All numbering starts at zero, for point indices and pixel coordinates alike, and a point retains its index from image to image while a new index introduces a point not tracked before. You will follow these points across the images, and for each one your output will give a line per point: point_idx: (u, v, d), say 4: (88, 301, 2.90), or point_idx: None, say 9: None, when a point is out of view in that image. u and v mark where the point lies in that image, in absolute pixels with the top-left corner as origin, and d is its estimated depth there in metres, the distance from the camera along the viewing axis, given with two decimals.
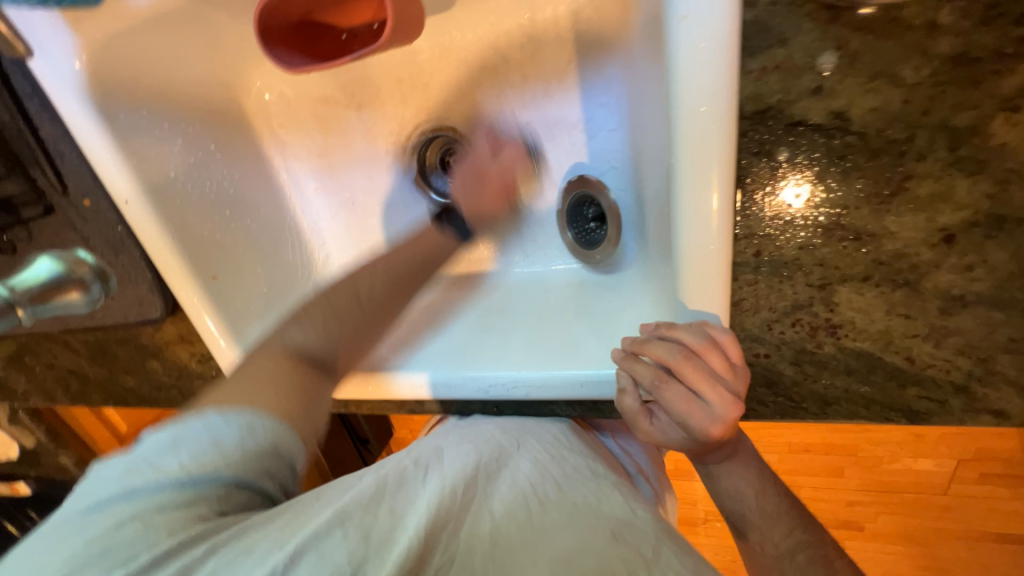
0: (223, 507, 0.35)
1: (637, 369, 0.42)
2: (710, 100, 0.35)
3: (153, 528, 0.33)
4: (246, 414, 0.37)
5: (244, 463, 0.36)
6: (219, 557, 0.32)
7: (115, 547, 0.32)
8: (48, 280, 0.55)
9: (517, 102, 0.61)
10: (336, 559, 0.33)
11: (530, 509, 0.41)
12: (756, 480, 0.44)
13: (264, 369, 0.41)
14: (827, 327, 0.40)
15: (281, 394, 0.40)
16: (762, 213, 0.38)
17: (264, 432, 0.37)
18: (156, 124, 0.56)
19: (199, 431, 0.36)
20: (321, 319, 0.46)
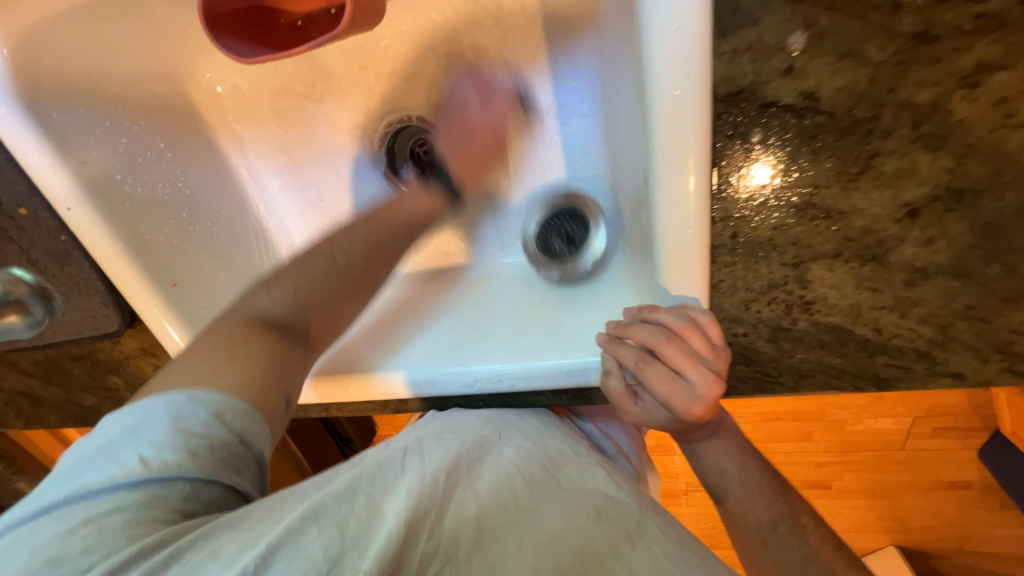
0: (189, 507, 0.32)
1: (621, 352, 0.42)
2: (685, 83, 0.34)
3: (107, 533, 0.29)
4: (215, 394, 0.36)
5: (209, 455, 0.34)
6: (183, 563, 0.28)
7: (64, 558, 0.28)
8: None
9: (486, 88, 0.59)
10: (311, 555, 0.30)
11: (519, 496, 0.41)
12: (739, 455, 0.45)
13: (228, 346, 0.40)
14: (801, 304, 0.41)
15: (257, 371, 0.39)
16: (737, 195, 0.39)
17: (234, 415, 0.36)
18: (96, 123, 0.52)
19: (159, 418, 0.34)
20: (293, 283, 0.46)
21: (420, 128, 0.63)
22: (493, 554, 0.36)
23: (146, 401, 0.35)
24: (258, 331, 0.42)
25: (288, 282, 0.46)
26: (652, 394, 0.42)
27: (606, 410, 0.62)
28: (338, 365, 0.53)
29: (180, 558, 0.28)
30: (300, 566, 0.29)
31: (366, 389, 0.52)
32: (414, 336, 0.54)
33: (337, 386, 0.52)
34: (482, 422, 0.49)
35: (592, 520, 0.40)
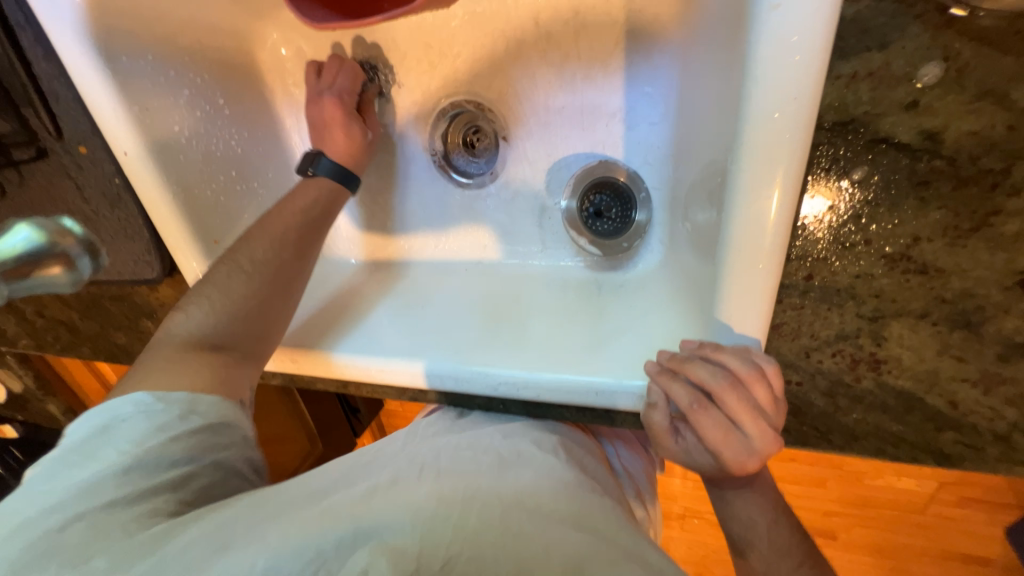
0: (183, 496, 0.38)
1: (674, 388, 0.38)
2: (787, 105, 0.31)
3: (120, 521, 0.34)
4: (180, 393, 0.41)
5: (187, 439, 0.39)
6: (192, 536, 0.33)
7: (80, 541, 0.32)
8: (22, 254, 0.52)
9: (553, 81, 0.56)
10: (326, 568, 0.31)
11: (545, 504, 0.37)
12: (770, 508, 0.42)
13: (161, 364, 0.43)
14: (870, 361, 0.37)
15: (195, 382, 0.42)
16: (822, 234, 0.35)
17: (206, 407, 0.41)
18: (161, 71, 0.52)
19: (126, 416, 0.39)
20: (213, 301, 0.46)
21: (474, 115, 0.61)
22: (518, 557, 0.32)
23: (110, 403, 0.40)
24: (190, 349, 0.44)
25: (207, 296, 0.47)
26: (700, 439, 0.39)
27: (623, 436, 0.60)
28: (298, 338, 0.53)
29: (194, 543, 0.32)
30: (307, 558, 0.31)
31: (322, 365, 0.51)
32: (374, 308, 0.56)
33: (294, 357, 0.52)
34: (501, 436, 0.47)
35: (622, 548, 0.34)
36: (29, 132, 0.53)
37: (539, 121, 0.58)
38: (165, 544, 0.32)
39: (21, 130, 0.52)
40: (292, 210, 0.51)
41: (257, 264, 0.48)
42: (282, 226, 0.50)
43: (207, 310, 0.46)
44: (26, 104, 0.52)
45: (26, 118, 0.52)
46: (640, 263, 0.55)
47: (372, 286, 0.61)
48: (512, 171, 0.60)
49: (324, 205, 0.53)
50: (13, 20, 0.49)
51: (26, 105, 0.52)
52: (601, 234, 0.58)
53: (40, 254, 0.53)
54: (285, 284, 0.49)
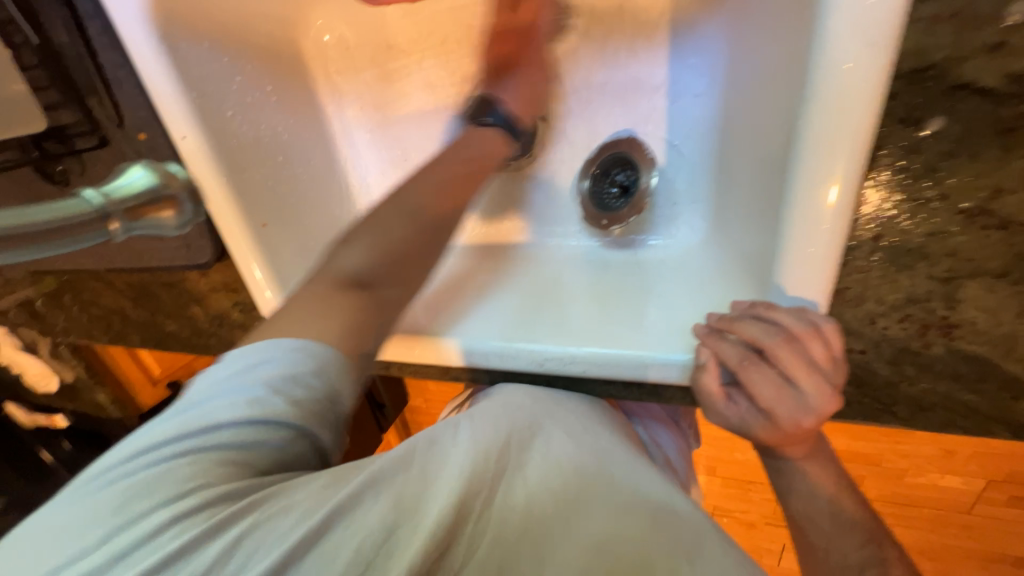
0: (278, 459, 0.31)
1: (722, 347, 0.38)
2: (860, 54, 0.30)
3: (196, 470, 0.29)
4: (318, 342, 0.33)
5: (299, 408, 0.31)
6: (259, 513, 0.28)
7: (155, 486, 0.28)
8: (143, 193, 0.36)
9: (597, 58, 0.56)
10: (369, 524, 0.30)
11: (570, 487, 0.37)
12: (832, 483, 0.41)
13: (309, 303, 0.35)
14: (942, 326, 0.36)
15: (341, 329, 0.34)
16: (892, 192, 0.34)
17: (333, 371, 0.32)
18: (216, 58, 0.54)
19: (272, 358, 0.32)
20: (370, 238, 0.39)
21: None
22: (546, 546, 0.34)
23: (254, 342, 0.33)
24: (340, 288, 0.35)
25: (366, 232, 0.39)
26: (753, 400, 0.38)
27: (655, 414, 0.59)
28: None
29: (257, 509, 0.28)
30: (357, 536, 0.29)
31: (412, 352, 0.51)
32: (481, 302, 0.54)
33: (376, 343, 0.51)
34: (533, 400, 0.45)
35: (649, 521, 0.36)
36: (92, 121, 0.55)
37: (581, 99, 0.58)
38: (245, 511, 0.28)
39: (84, 119, 0.54)
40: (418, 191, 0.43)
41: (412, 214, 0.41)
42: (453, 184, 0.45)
43: (368, 248, 0.38)
44: (90, 94, 0.54)
45: (89, 108, 0.54)
46: (681, 240, 0.55)
47: (485, 271, 0.59)
48: (552, 150, 0.60)
49: (481, 158, 0.49)
50: (83, 12, 0.52)
51: (90, 95, 0.54)
52: (614, 207, 0.58)
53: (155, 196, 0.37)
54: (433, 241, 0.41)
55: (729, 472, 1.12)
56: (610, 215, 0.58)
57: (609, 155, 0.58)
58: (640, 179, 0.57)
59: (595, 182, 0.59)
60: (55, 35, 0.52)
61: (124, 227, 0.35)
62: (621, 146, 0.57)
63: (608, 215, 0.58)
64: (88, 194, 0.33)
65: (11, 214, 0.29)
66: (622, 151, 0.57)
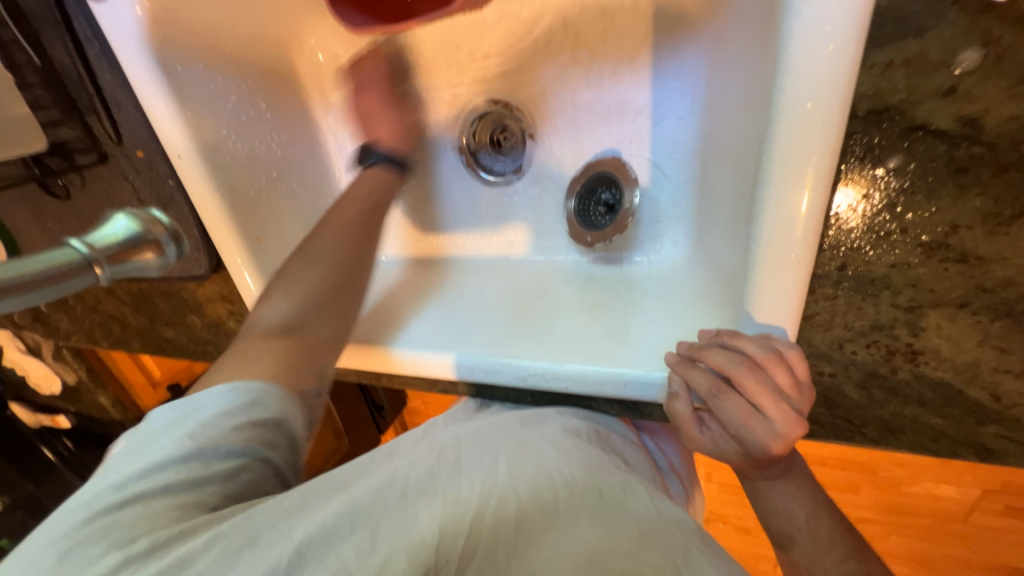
0: (231, 489, 0.35)
1: (693, 376, 0.40)
2: (819, 95, 0.32)
3: (152, 514, 0.32)
4: (256, 383, 0.38)
5: (249, 432, 0.36)
6: (224, 545, 0.30)
7: (111, 530, 0.31)
8: (125, 240, 0.43)
9: (582, 81, 0.57)
10: (341, 555, 0.31)
11: (559, 497, 0.39)
12: (809, 501, 0.41)
13: (247, 349, 0.41)
14: (907, 352, 0.37)
15: (274, 369, 0.40)
16: (854, 225, 0.35)
17: (273, 399, 0.38)
18: (211, 79, 0.55)
19: (205, 407, 0.36)
20: (289, 292, 0.45)
21: (502, 114, 0.62)
22: (532, 562, 0.35)
23: (195, 394, 0.38)
24: (276, 337, 0.42)
25: (285, 288, 0.45)
26: (724, 425, 0.40)
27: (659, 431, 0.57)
28: None
29: (222, 537, 0.31)
30: (330, 564, 0.31)
31: (399, 366, 0.52)
32: (418, 312, 0.57)
33: (364, 356, 0.53)
34: (521, 423, 0.46)
35: (635, 539, 0.37)
36: (92, 138, 0.56)
37: (568, 119, 0.59)
38: (209, 543, 0.30)
39: (84, 136, 0.56)
40: (325, 242, 0.49)
41: (320, 258, 0.48)
42: (342, 223, 0.51)
43: (288, 300, 0.44)
44: (90, 113, 0.55)
45: (89, 126, 0.56)
46: (666, 257, 0.56)
47: (421, 283, 0.62)
48: (539, 168, 0.62)
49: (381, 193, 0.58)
50: (81, 34, 0.52)
51: (90, 113, 0.56)
52: (600, 225, 0.59)
53: (137, 242, 0.44)
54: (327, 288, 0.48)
55: (722, 477, 1.13)
56: (597, 233, 0.59)
57: (597, 174, 0.59)
58: (624, 199, 0.58)
59: (581, 201, 0.60)
60: (55, 56, 0.54)
61: (107, 269, 0.39)
62: (605, 165, 0.58)
63: (593, 232, 0.59)
64: (78, 246, 0.37)
65: (18, 263, 0.32)
66: (605, 171, 0.58)
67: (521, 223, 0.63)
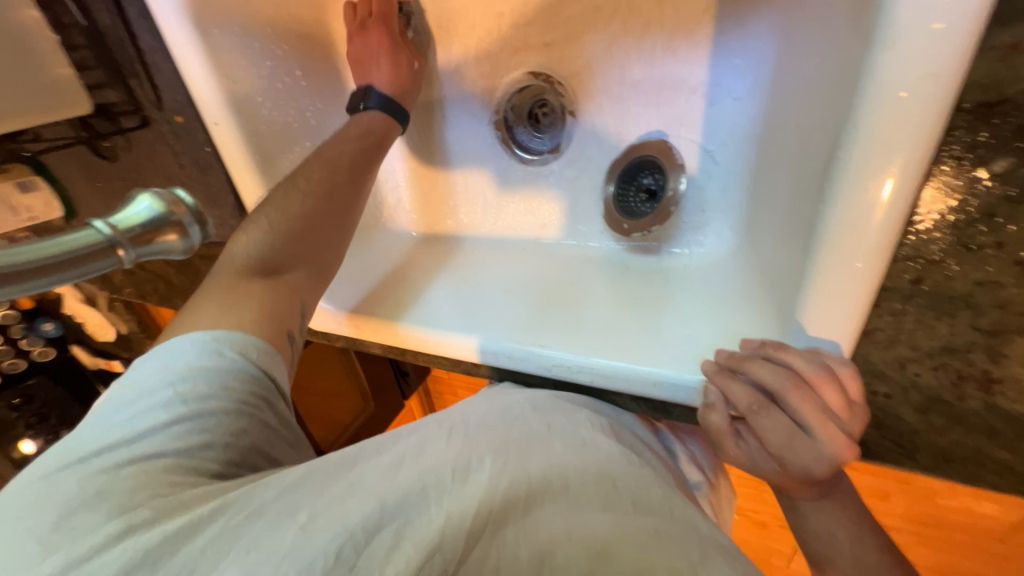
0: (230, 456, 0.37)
1: (731, 388, 0.37)
2: (916, 84, 0.27)
3: (151, 483, 0.33)
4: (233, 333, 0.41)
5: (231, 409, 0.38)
6: (227, 517, 0.30)
7: (110, 498, 0.32)
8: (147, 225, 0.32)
9: (633, 53, 0.52)
10: (348, 524, 0.30)
11: (570, 484, 0.37)
12: (851, 525, 0.39)
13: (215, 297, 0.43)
14: (981, 380, 0.33)
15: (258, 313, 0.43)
16: (937, 235, 0.31)
17: (256, 351, 0.41)
18: (248, 43, 0.55)
19: (182, 353, 0.39)
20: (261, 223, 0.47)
21: (542, 88, 0.59)
22: (540, 544, 0.35)
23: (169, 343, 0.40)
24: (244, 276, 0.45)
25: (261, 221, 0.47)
26: (761, 442, 0.38)
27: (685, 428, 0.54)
28: (371, 305, 0.54)
29: (223, 510, 0.31)
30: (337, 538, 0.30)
31: (424, 343, 0.51)
32: (431, 285, 0.56)
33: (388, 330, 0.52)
34: (532, 405, 0.45)
35: (647, 535, 0.36)
36: (135, 102, 0.57)
37: (613, 95, 0.55)
38: (213, 514, 0.30)
39: (128, 99, 0.56)
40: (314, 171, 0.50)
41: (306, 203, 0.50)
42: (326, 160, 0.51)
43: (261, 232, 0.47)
44: (132, 75, 0.56)
45: (131, 88, 0.56)
46: (710, 250, 0.52)
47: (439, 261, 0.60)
48: (579, 148, 0.58)
49: (381, 135, 0.56)
50: None
51: (132, 76, 0.56)
52: (640, 214, 0.56)
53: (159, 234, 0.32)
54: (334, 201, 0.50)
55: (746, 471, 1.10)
56: (636, 221, 0.56)
57: (641, 156, 0.55)
58: (668, 185, 0.54)
59: (620, 186, 0.57)
60: (98, 18, 0.53)
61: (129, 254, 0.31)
62: (649, 148, 0.54)
63: (631, 220, 0.56)
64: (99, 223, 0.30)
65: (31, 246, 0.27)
66: (648, 155, 0.55)
67: (553, 202, 0.60)
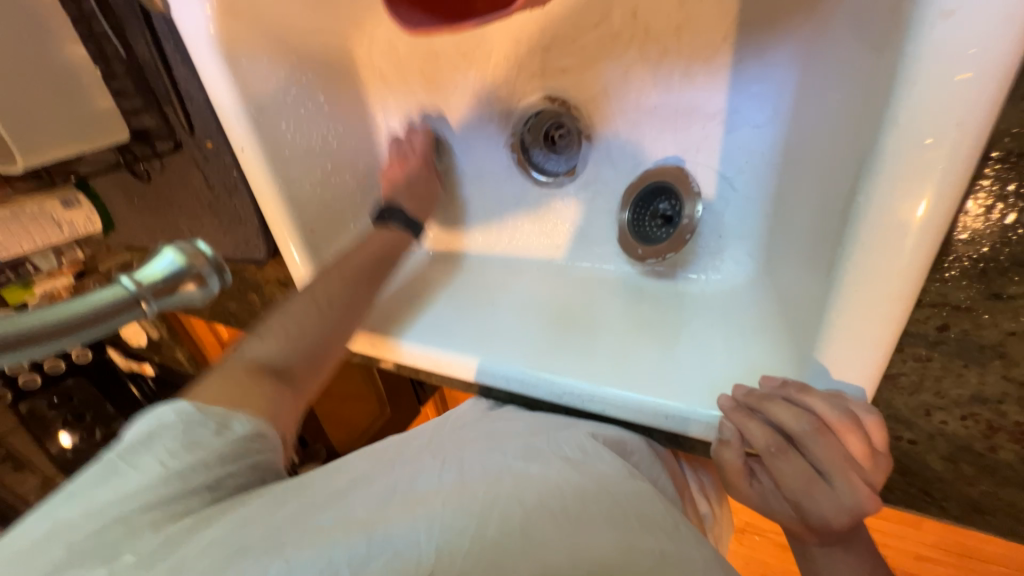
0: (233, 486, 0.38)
1: (749, 428, 0.36)
2: (943, 131, 0.26)
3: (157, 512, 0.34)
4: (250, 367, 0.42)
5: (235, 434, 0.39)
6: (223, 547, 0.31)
7: (120, 526, 0.33)
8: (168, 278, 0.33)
9: (649, 79, 0.52)
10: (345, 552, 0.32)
11: (570, 509, 0.37)
12: (871, 573, 0.37)
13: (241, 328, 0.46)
14: (1014, 432, 0.32)
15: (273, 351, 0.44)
16: (962, 283, 0.29)
17: (270, 384, 0.42)
18: (274, 73, 0.56)
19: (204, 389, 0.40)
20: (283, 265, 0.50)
21: (559, 112, 0.59)
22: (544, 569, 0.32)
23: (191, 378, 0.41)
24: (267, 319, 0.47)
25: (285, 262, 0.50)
26: (777, 484, 0.37)
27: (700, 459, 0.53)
28: (382, 324, 0.55)
29: (223, 540, 0.32)
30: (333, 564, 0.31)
31: (434, 364, 0.51)
32: (442, 305, 0.57)
33: (395, 348, 0.53)
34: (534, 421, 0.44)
35: (656, 560, 0.34)
36: (169, 127, 0.59)
37: (631, 120, 0.55)
38: (209, 539, 0.32)
39: (162, 124, 0.59)
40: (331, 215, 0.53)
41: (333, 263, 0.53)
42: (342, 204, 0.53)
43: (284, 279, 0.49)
44: (166, 102, 0.58)
45: (166, 115, 0.59)
46: (726, 278, 0.51)
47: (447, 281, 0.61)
48: (594, 171, 0.58)
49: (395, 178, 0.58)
50: (158, 29, 0.55)
51: (166, 103, 0.58)
52: (655, 238, 0.55)
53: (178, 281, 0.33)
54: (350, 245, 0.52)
55: None
56: (651, 246, 0.55)
57: (659, 180, 0.54)
58: (684, 210, 0.53)
59: (635, 210, 0.56)
60: (136, 49, 0.56)
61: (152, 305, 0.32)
62: (666, 174, 0.54)
63: (646, 245, 0.55)
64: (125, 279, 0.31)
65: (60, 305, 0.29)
66: (664, 180, 0.54)
67: (567, 223, 0.60)
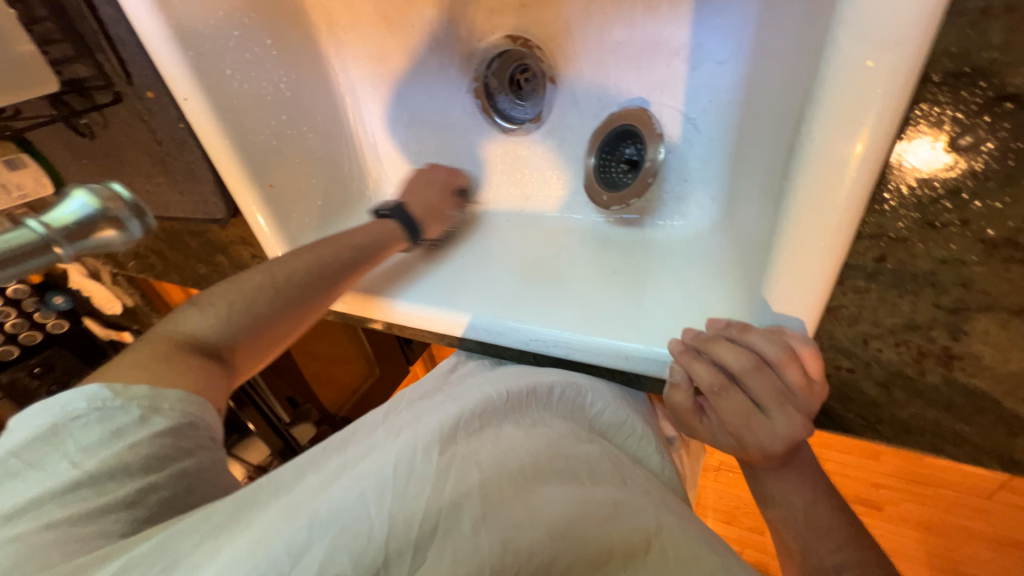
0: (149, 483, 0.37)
1: (694, 368, 0.38)
2: (883, 52, 0.26)
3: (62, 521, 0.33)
4: (172, 391, 0.41)
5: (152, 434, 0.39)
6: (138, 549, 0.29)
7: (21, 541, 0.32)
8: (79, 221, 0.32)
9: (611, 13, 0.49)
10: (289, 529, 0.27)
11: (527, 469, 0.37)
12: (810, 490, 0.40)
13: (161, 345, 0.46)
14: (942, 356, 0.33)
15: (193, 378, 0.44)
16: (897, 211, 0.30)
17: (175, 401, 0.41)
18: (211, 12, 0.52)
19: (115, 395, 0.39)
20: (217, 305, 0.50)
21: (524, 54, 0.57)
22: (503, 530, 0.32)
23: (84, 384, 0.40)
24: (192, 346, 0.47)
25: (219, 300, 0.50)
26: (721, 419, 0.39)
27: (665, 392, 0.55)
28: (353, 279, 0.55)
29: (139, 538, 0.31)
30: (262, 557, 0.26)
31: (405, 317, 0.51)
32: (415, 262, 0.57)
33: (364, 303, 0.53)
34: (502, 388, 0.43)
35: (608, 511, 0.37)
36: (105, 76, 0.55)
37: (596, 59, 0.52)
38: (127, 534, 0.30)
39: (98, 74, 0.55)
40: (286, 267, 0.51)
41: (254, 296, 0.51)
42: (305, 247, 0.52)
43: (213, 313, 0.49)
44: (98, 49, 0.54)
45: (100, 63, 0.54)
46: (690, 224, 0.51)
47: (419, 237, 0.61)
48: (561, 117, 0.57)
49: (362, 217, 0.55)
50: None
51: (98, 50, 0.54)
52: (620, 185, 0.55)
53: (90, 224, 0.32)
54: (301, 297, 0.51)
55: None
56: (616, 193, 0.55)
57: (623, 124, 0.53)
58: (647, 154, 0.53)
59: (600, 156, 0.55)
60: None
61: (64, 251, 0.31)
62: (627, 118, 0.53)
63: (611, 192, 0.55)
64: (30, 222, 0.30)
65: None
66: (625, 124, 0.53)
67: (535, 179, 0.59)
